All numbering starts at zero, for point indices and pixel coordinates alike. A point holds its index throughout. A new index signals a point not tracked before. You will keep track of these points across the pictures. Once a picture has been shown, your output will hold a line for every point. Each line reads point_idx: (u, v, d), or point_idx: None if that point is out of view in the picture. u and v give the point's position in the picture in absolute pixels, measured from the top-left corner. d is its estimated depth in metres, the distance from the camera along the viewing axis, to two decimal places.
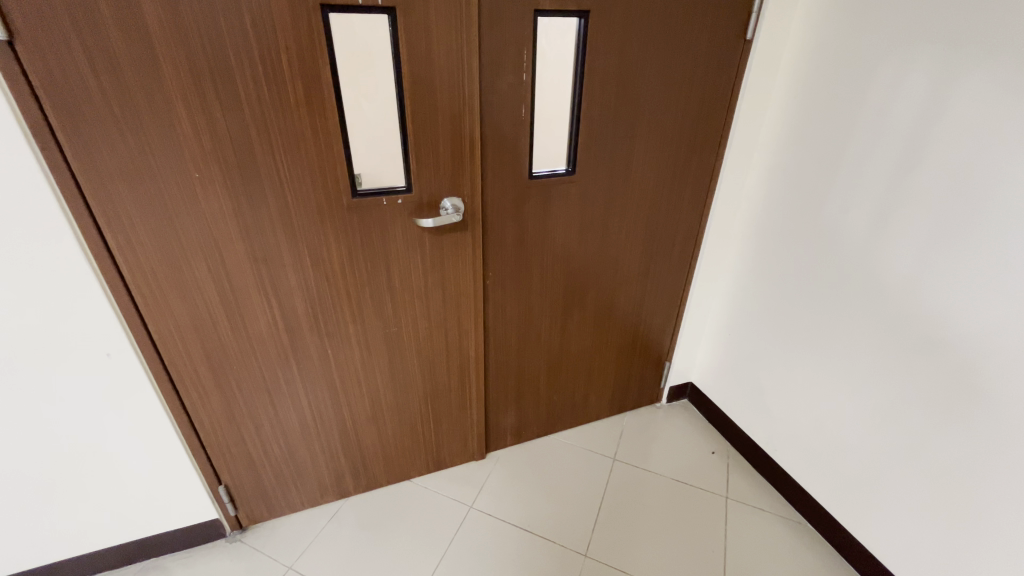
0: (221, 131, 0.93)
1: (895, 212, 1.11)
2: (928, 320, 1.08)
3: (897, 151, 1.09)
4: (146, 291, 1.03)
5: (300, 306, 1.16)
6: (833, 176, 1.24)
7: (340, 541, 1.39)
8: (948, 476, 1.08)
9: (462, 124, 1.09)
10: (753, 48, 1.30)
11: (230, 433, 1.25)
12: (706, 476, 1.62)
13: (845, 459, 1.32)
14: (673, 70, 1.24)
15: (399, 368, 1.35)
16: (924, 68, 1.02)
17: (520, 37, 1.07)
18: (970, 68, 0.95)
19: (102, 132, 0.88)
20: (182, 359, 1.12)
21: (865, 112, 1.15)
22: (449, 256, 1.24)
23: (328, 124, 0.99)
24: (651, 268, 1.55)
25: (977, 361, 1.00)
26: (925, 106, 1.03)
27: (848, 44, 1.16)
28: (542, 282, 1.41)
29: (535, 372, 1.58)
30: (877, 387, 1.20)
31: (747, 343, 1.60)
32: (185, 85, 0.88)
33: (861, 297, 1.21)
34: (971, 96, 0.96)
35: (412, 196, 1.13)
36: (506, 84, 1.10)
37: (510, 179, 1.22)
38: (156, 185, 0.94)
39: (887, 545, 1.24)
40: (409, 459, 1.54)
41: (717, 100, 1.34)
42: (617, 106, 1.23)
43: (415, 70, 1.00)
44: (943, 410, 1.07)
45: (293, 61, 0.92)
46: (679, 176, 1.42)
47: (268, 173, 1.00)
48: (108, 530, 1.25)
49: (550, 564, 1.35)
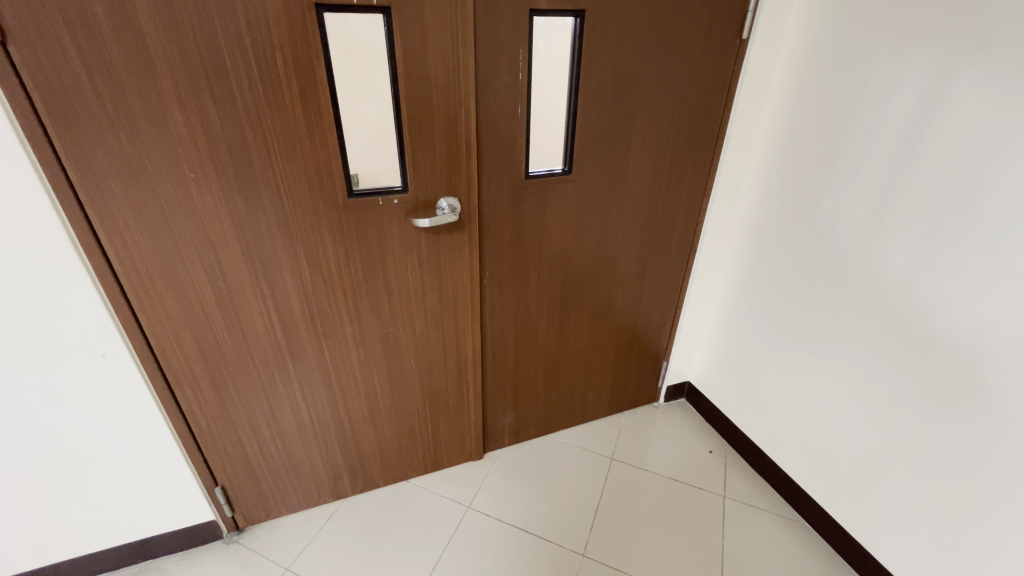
0: (216, 131, 0.93)
1: (891, 211, 1.11)
2: (925, 319, 1.08)
3: (893, 150, 1.09)
4: (140, 291, 1.02)
5: (296, 306, 1.15)
6: (829, 175, 1.24)
7: (338, 542, 1.39)
8: (946, 475, 1.08)
9: (458, 124, 1.09)
10: (749, 47, 1.30)
11: (226, 434, 1.24)
12: (704, 475, 1.62)
13: (842, 457, 1.32)
14: (669, 70, 1.24)
15: (396, 368, 1.35)
16: (918, 68, 1.03)
17: (515, 36, 1.06)
18: (964, 68, 0.95)
19: (95, 132, 0.87)
20: (178, 360, 1.11)
21: (861, 110, 1.15)
22: (446, 256, 1.24)
23: (322, 122, 0.99)
24: (648, 268, 1.55)
25: (974, 359, 1.00)
26: (920, 105, 1.03)
27: (844, 43, 1.16)
28: (540, 282, 1.41)
29: (533, 371, 1.58)
30: (875, 386, 1.20)
31: (744, 342, 1.60)
32: (180, 85, 0.88)
33: (857, 296, 1.21)
34: (966, 96, 0.96)
35: (408, 196, 1.13)
36: (502, 84, 1.10)
37: (506, 178, 1.22)
38: (150, 185, 0.94)
39: (886, 545, 1.24)
40: (406, 460, 1.54)
41: (714, 99, 1.34)
42: (613, 106, 1.23)
43: (410, 69, 1.00)
44: (940, 408, 1.07)
45: (288, 61, 0.92)
46: (675, 175, 1.41)
47: (264, 173, 0.99)
48: (105, 532, 1.25)
49: (548, 563, 1.35)
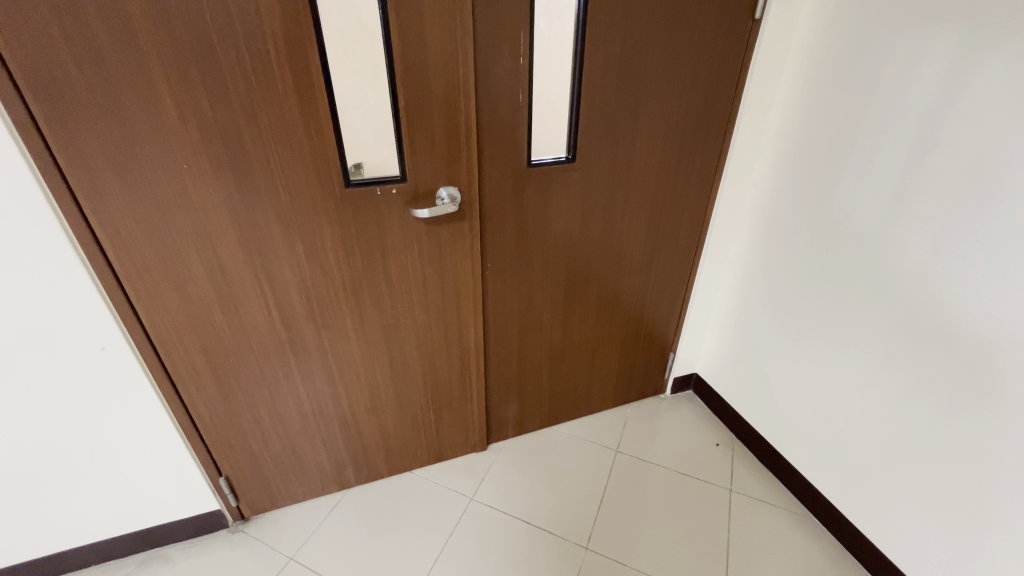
0: (210, 120, 0.91)
1: (909, 201, 1.07)
2: (941, 312, 1.04)
3: (911, 137, 1.04)
4: (138, 284, 1.01)
5: (296, 297, 1.14)
6: (845, 162, 1.19)
7: (342, 532, 1.40)
8: (962, 474, 1.05)
9: (457, 111, 1.06)
10: (763, 28, 1.25)
11: (229, 425, 1.24)
12: (710, 468, 1.60)
13: (853, 453, 1.29)
14: (678, 53, 1.20)
15: (398, 359, 1.34)
16: (942, 48, 0.97)
17: (516, 19, 1.02)
18: (991, 50, 0.90)
19: (86, 122, 0.85)
20: (178, 354, 1.11)
21: (880, 94, 1.09)
22: (447, 247, 1.22)
23: (318, 111, 0.96)
24: (655, 257, 1.52)
25: (992, 355, 0.97)
26: (941, 89, 0.98)
27: (864, 21, 1.10)
28: (544, 272, 1.38)
29: (538, 362, 1.56)
30: (889, 380, 1.17)
31: (754, 333, 1.56)
32: (171, 75, 0.86)
33: (871, 288, 1.17)
34: (992, 79, 0.90)
35: (406, 186, 1.11)
36: (504, 69, 1.06)
37: (508, 167, 1.19)
38: (145, 177, 0.92)
39: (897, 542, 1.21)
40: (411, 450, 1.54)
41: (725, 83, 1.29)
42: (619, 91, 1.19)
43: (407, 54, 0.96)
44: (956, 404, 1.04)
45: (281, 48, 0.89)
46: (683, 161, 1.37)
47: (259, 165, 0.98)
48: (111, 521, 1.26)
49: (551, 556, 1.34)
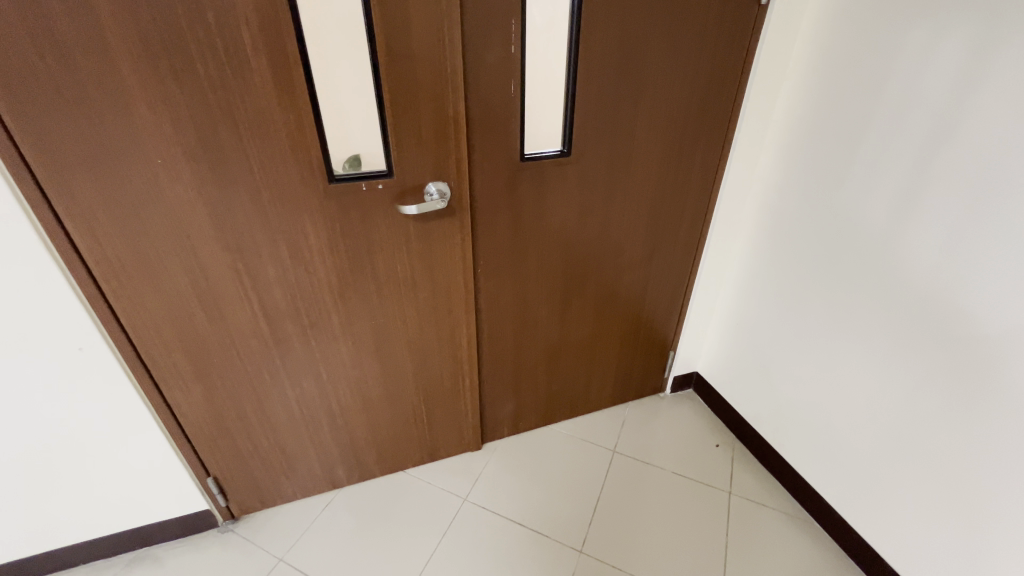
0: (183, 114, 0.87)
1: (920, 198, 1.01)
2: (951, 316, 0.99)
3: (924, 130, 0.99)
4: (116, 283, 0.98)
5: (281, 297, 1.11)
6: (854, 156, 1.14)
7: (332, 533, 1.38)
8: (969, 484, 1.00)
9: (445, 102, 1.01)
10: (769, 15, 1.18)
11: (215, 425, 1.22)
12: (709, 469, 1.56)
13: (857, 458, 1.25)
14: (679, 41, 1.14)
15: (389, 358, 1.31)
16: (960, 36, 0.91)
17: (506, 6, 0.97)
18: (1012, 37, 0.84)
19: (53, 117, 0.81)
20: (160, 355, 1.09)
21: (892, 84, 1.03)
22: (437, 244, 1.18)
23: (297, 104, 0.92)
24: (654, 254, 1.47)
25: (1005, 362, 0.92)
26: (957, 80, 0.92)
27: (877, 7, 1.04)
28: (538, 270, 1.34)
29: (534, 361, 1.53)
30: (895, 385, 1.12)
31: (757, 333, 1.51)
32: (140, 66, 0.81)
33: (878, 289, 1.12)
34: (1013, 69, 0.84)
35: (393, 181, 1.06)
36: (494, 59, 1.01)
37: (500, 161, 1.14)
38: (117, 174, 0.89)
39: (900, 551, 1.17)
40: (404, 449, 1.51)
41: (729, 72, 1.23)
42: (616, 81, 1.13)
43: (391, 43, 0.91)
44: (965, 412, 0.99)
45: (256, 37, 0.84)
46: (684, 154, 1.32)
47: (238, 160, 0.94)
48: (98, 521, 1.25)
49: (544, 560, 1.32)
